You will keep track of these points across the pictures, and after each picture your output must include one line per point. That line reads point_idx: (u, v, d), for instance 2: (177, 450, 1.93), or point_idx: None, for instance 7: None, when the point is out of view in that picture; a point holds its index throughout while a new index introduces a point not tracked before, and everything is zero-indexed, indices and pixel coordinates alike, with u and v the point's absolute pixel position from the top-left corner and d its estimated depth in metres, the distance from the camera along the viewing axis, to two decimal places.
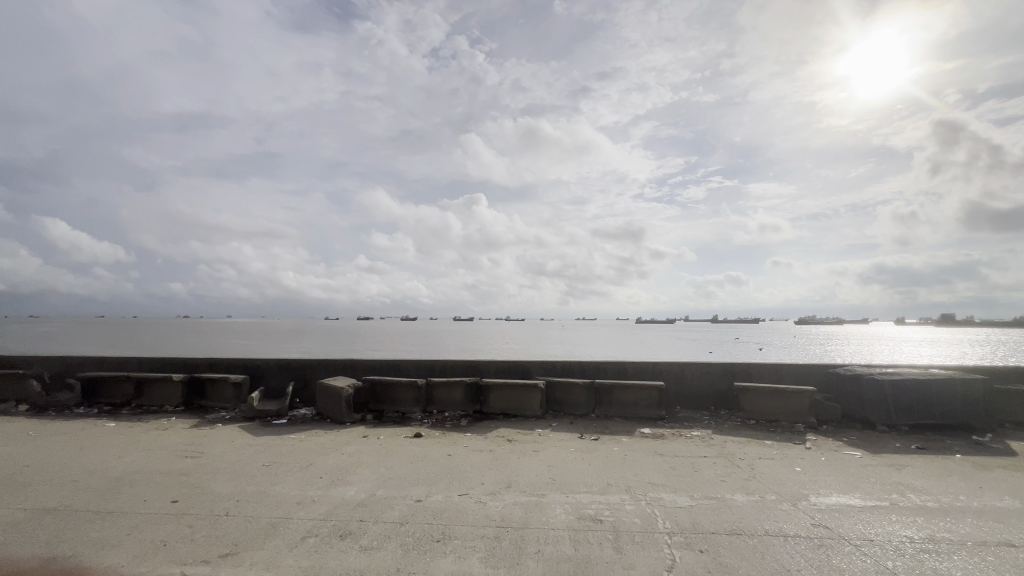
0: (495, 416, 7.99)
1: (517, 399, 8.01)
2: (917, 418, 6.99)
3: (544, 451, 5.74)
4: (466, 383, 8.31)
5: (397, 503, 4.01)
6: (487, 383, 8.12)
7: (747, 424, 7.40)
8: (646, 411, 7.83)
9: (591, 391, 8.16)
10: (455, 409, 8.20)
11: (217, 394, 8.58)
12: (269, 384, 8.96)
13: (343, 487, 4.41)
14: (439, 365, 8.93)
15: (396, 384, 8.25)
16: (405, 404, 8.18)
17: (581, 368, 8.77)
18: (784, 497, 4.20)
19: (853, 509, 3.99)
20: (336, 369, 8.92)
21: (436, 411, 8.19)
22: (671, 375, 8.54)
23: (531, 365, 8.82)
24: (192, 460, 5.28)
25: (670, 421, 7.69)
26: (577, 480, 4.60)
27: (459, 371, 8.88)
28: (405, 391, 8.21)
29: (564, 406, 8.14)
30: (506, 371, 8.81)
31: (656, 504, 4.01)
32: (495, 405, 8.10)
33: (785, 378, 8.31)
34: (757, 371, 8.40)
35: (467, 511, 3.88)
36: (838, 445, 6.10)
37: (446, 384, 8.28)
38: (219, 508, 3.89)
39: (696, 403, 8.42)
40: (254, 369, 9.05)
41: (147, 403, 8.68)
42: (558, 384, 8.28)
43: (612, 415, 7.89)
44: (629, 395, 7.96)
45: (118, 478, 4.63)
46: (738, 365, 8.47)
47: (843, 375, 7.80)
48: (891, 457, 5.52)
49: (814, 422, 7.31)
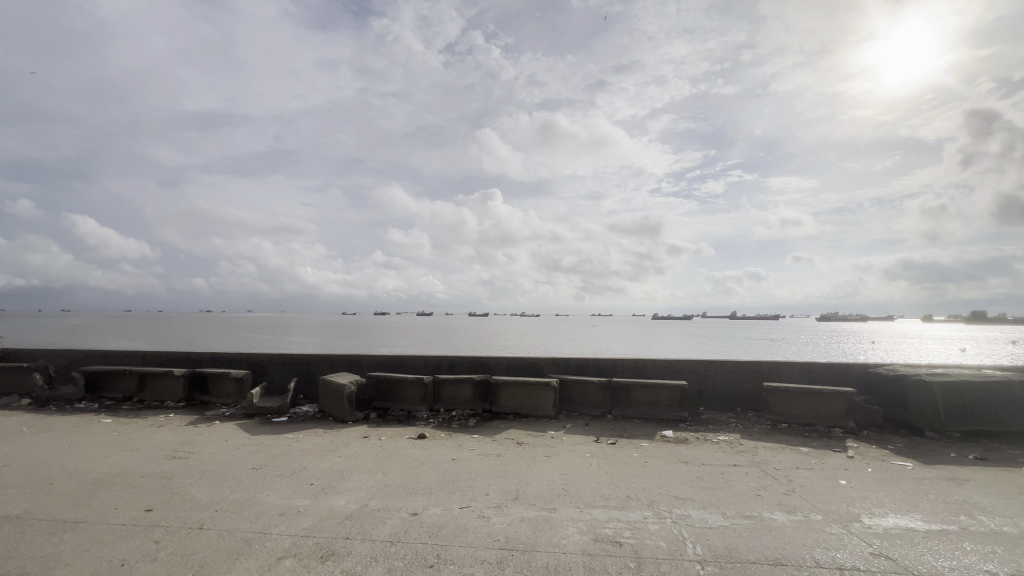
0: (505, 416, 7.54)
1: (529, 399, 7.55)
2: (971, 424, 6.31)
3: (557, 457, 5.25)
4: (475, 380, 7.88)
5: (389, 517, 3.59)
6: (497, 381, 7.68)
7: (779, 428, 6.80)
8: (667, 412, 7.29)
9: (607, 390, 7.65)
10: (463, 407, 7.78)
11: (219, 389, 8.33)
12: (272, 380, 8.68)
13: (333, 496, 4.00)
14: (447, 362, 8.52)
15: (401, 381, 7.86)
16: (410, 402, 7.80)
17: (596, 366, 8.27)
18: (831, 517, 3.65)
19: (916, 534, 3.43)
20: (340, 365, 8.59)
21: (444, 410, 7.78)
22: (693, 374, 7.98)
23: (543, 361, 8.35)
24: (179, 462, 4.96)
25: (694, 423, 7.14)
26: (593, 492, 4.11)
27: (468, 367, 8.45)
28: (411, 388, 7.83)
29: (579, 406, 7.66)
30: (517, 369, 8.35)
31: (683, 524, 3.50)
32: (506, 405, 7.65)
33: (818, 378, 7.68)
34: (787, 371, 7.79)
35: (468, 528, 3.43)
36: (885, 454, 5.49)
37: (454, 382, 7.87)
38: (194, 519, 3.52)
39: (721, 404, 7.84)
40: (257, 365, 8.78)
41: (148, 398, 8.47)
42: (572, 383, 7.80)
43: (630, 415, 7.36)
44: (648, 395, 7.43)
45: (95, 481, 4.31)
46: (768, 365, 7.86)
47: (883, 376, 7.16)
48: (948, 470, 4.91)
49: (853, 426, 6.68)
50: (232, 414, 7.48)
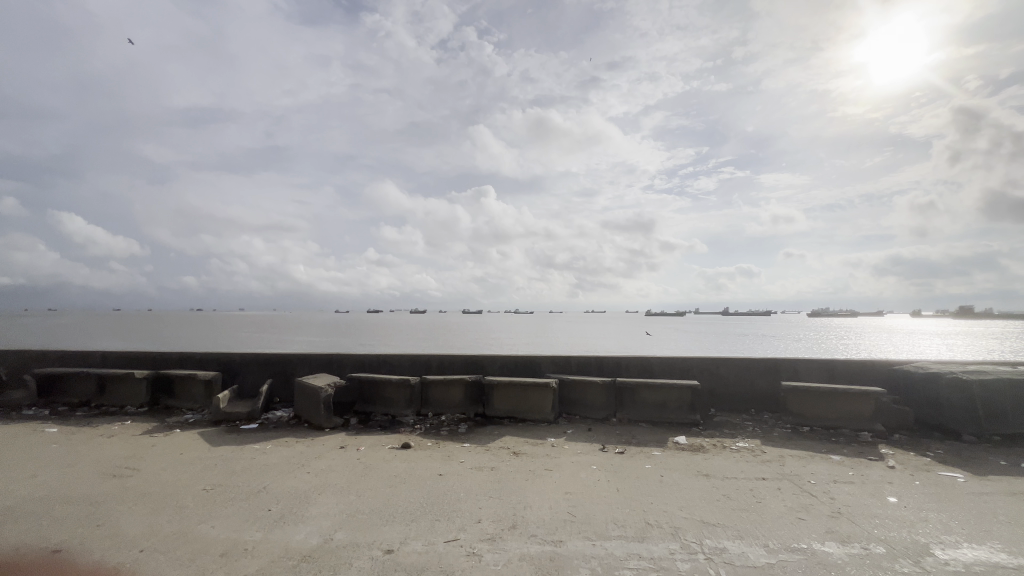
0: (499, 420, 6.87)
1: (526, 401, 6.88)
2: (1014, 426, 5.73)
3: (559, 472, 4.57)
4: (467, 381, 7.21)
5: (358, 557, 2.91)
6: (491, 381, 7.01)
7: (801, 431, 6.20)
8: (677, 415, 6.66)
9: (611, 390, 7.00)
10: (454, 411, 7.11)
11: (186, 393, 7.59)
12: (245, 382, 7.95)
13: (290, 527, 3.31)
14: (436, 362, 7.81)
15: (385, 383, 7.16)
16: (396, 405, 7.11)
17: (598, 365, 7.62)
18: (896, 550, 3.02)
19: (1007, 573, 2.79)
20: (319, 365, 7.88)
21: (432, 414, 7.08)
22: (704, 373, 7.35)
23: (541, 360, 7.67)
24: (118, 481, 4.26)
25: (708, 426, 6.51)
26: (605, 518, 3.44)
27: (459, 367, 7.75)
28: (396, 391, 7.14)
29: (581, 409, 7.00)
30: (513, 368, 7.67)
31: (719, 562, 2.85)
32: (500, 408, 6.98)
33: (838, 377, 7.10)
34: (805, 369, 7.19)
35: (455, 572, 2.75)
36: (929, 463, 4.87)
37: (444, 383, 7.20)
38: (110, 566, 2.83)
39: (734, 405, 7.24)
40: (228, 365, 8.03)
41: (108, 404, 7.70)
42: (572, 384, 7.14)
43: (637, 418, 6.71)
44: (656, 397, 6.80)
45: (8, 509, 3.61)
46: (785, 362, 7.26)
47: (912, 374, 6.57)
48: (1006, 482, 4.31)
49: (883, 429, 6.09)
50: (195, 421, 6.72)
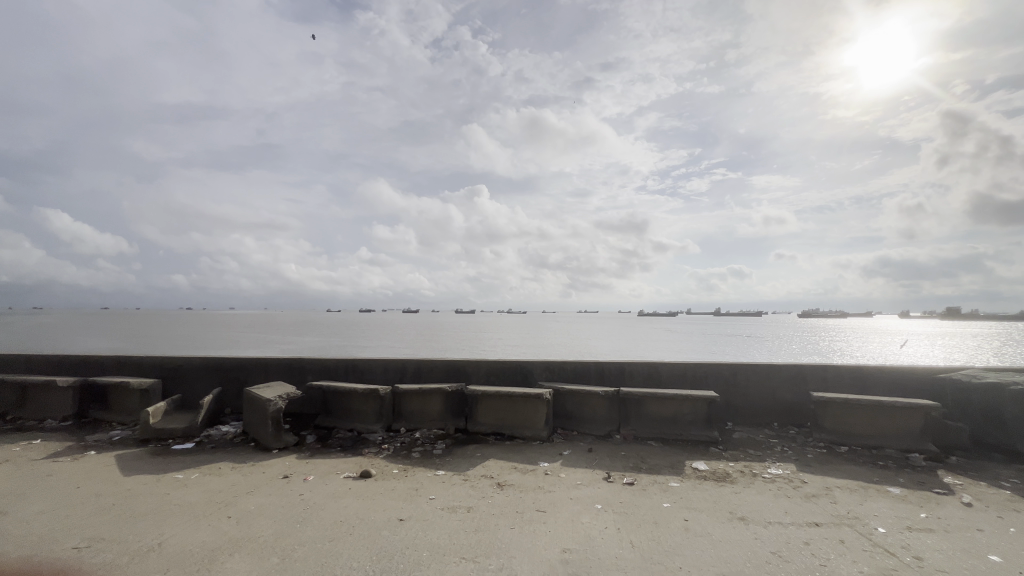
0: (483, 436, 5.88)
1: (514, 415, 5.88)
2: None
3: (554, 515, 3.57)
4: (447, 391, 6.20)
5: None
6: (473, 392, 6.02)
7: (839, 452, 5.27)
8: (690, 431, 5.70)
9: (614, 402, 6.02)
10: (430, 426, 6.10)
11: (118, 405, 6.50)
12: (190, 391, 6.87)
13: None
14: (412, 368, 6.78)
15: (350, 393, 6.15)
16: (363, 420, 6.09)
17: (599, 372, 6.63)
18: None
19: None
20: (276, 371, 6.83)
21: (405, 430, 6.07)
22: (720, 382, 6.41)
23: (533, 366, 6.67)
24: None
25: (727, 445, 5.55)
26: None
27: (438, 374, 6.73)
28: (363, 402, 6.12)
29: (578, 423, 6.02)
30: (500, 376, 6.67)
31: None
32: (485, 423, 5.98)
33: (873, 388, 6.20)
34: (836, 378, 6.27)
35: None
36: (1012, 499, 3.93)
37: (420, 394, 6.20)
38: None
39: (754, 419, 6.30)
40: (171, 372, 6.93)
41: (26, 417, 6.58)
42: (569, 394, 6.16)
43: (643, 435, 5.75)
44: (666, 409, 5.85)
45: None
46: (812, 369, 6.33)
47: (967, 386, 5.64)
48: None
49: (935, 451, 5.16)
50: (121, 438, 5.64)
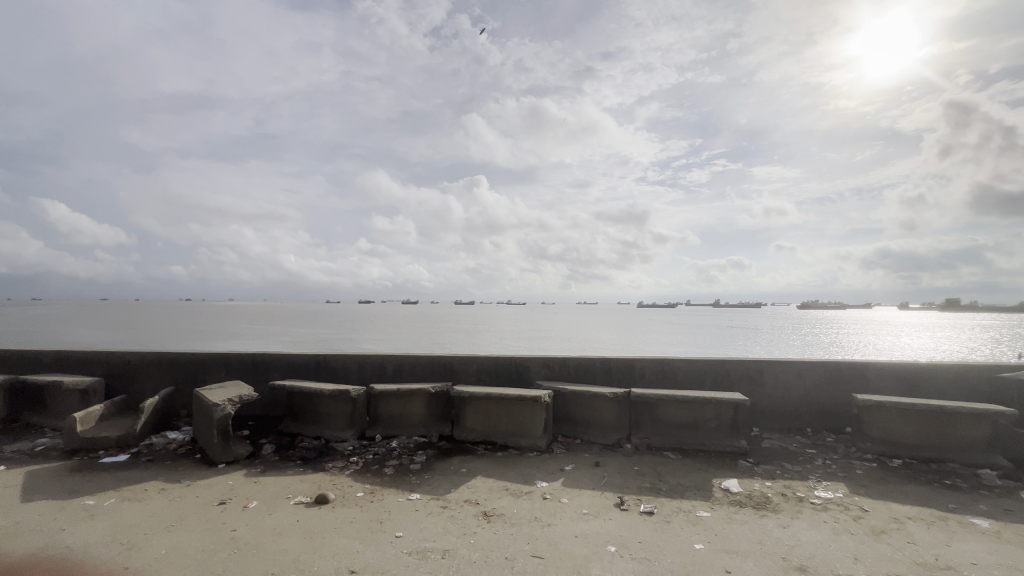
0: (471, 445, 5.05)
1: (507, 421, 5.05)
2: None
3: (554, 564, 2.73)
4: (431, 392, 5.36)
5: None
6: (461, 394, 5.18)
7: (892, 467, 4.45)
8: (713, 440, 4.88)
9: (623, 405, 5.19)
10: (410, 433, 5.26)
11: (51, 407, 5.64)
12: (139, 391, 6.02)
13: None
14: (392, 366, 5.92)
15: (318, 394, 5.30)
16: (332, 426, 5.25)
17: (605, 370, 5.78)
18: None
19: None
20: (238, 369, 5.98)
21: (381, 437, 5.23)
22: (745, 382, 5.58)
23: (530, 363, 5.82)
24: None
25: (757, 456, 4.73)
26: None
27: (421, 372, 5.89)
28: (333, 405, 5.28)
29: (582, 430, 5.19)
30: (493, 375, 5.82)
31: None
32: (473, 430, 5.15)
33: (920, 391, 5.39)
34: (879, 377, 5.45)
35: None
36: None
37: (399, 395, 5.36)
38: None
39: (783, 423, 5.48)
40: (116, 368, 6.07)
41: None
42: (571, 396, 5.32)
43: (658, 444, 4.92)
44: (684, 414, 5.02)
45: None
46: (851, 367, 5.49)
47: None
48: None
49: (1008, 466, 4.35)
50: (45, 448, 4.81)
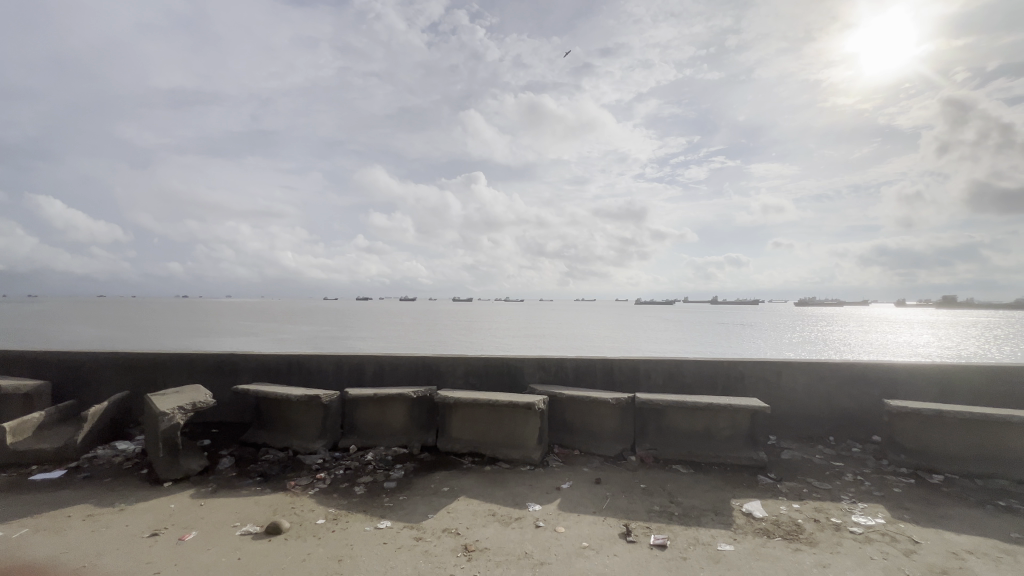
0: (456, 457, 4.50)
1: (497, 431, 4.50)
2: None
3: None
4: (412, 398, 4.81)
5: None
6: (445, 400, 4.62)
7: (933, 483, 3.92)
8: (729, 451, 4.34)
9: (627, 412, 4.65)
10: (389, 443, 4.71)
11: None
12: (92, 396, 5.45)
13: None
14: (371, 368, 5.36)
15: (286, 400, 4.74)
16: (301, 436, 4.69)
17: (606, 372, 5.23)
18: None
19: None
20: (202, 371, 5.41)
21: (356, 448, 4.68)
22: (762, 386, 5.04)
23: (524, 364, 5.26)
24: None
25: (778, 470, 4.20)
26: None
27: (404, 375, 5.33)
28: (303, 412, 4.73)
29: (580, 440, 4.65)
30: (482, 377, 5.27)
31: None
32: (459, 440, 4.60)
33: (955, 396, 4.86)
34: (909, 381, 4.92)
35: None
36: None
37: (377, 401, 4.80)
38: None
39: (803, 431, 4.95)
40: (65, 369, 5.49)
41: None
42: (569, 402, 4.78)
43: (666, 456, 4.39)
44: (695, 423, 4.48)
45: None
46: (879, 369, 4.95)
47: None
48: None
49: None
50: None
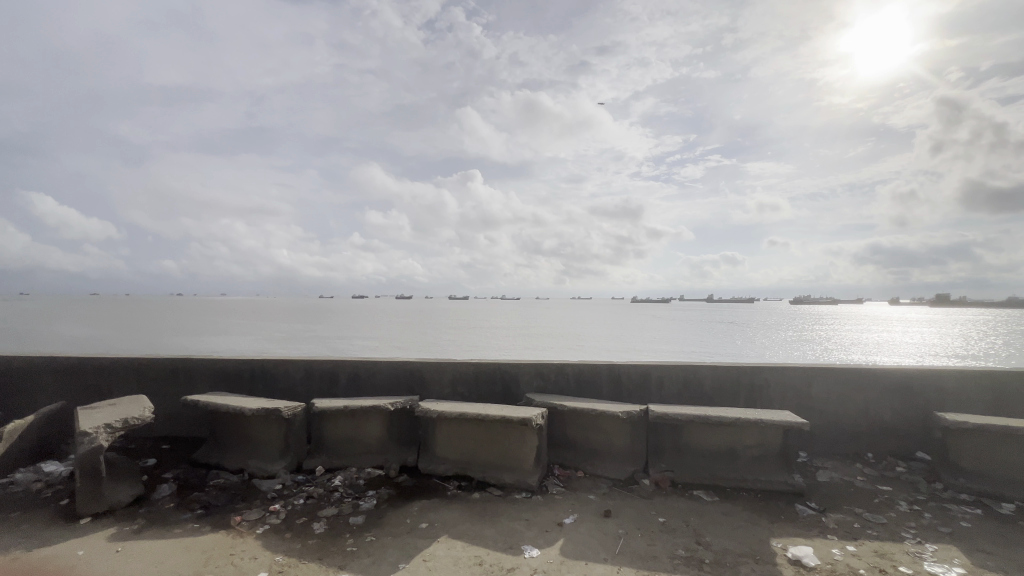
0: (439, 481, 3.85)
1: (487, 450, 3.85)
2: None
3: None
4: (390, 411, 4.14)
5: None
6: (427, 414, 3.96)
7: (1006, 515, 3.29)
8: (758, 474, 3.70)
9: (638, 427, 4.00)
10: (362, 463, 4.05)
11: None
12: (27, 407, 4.75)
13: None
14: (345, 375, 4.70)
15: (242, 414, 4.06)
16: (260, 455, 4.02)
17: (613, 380, 4.59)
18: None
19: None
20: (152, 379, 4.72)
21: (324, 469, 4.02)
22: (791, 396, 4.41)
23: (519, 372, 4.60)
24: None
25: (818, 496, 3.57)
26: None
27: (383, 383, 4.67)
28: (261, 428, 4.05)
29: (584, 460, 4.01)
30: (472, 386, 4.61)
31: None
32: (443, 460, 3.95)
33: (1012, 408, 4.24)
34: (959, 390, 4.29)
35: None
36: None
37: (348, 415, 4.14)
38: None
39: (838, 448, 4.33)
40: None
41: None
42: (571, 416, 4.13)
43: (685, 480, 3.75)
44: (719, 440, 3.84)
45: None
46: (925, 378, 4.32)
47: None
48: None
49: None
50: None
